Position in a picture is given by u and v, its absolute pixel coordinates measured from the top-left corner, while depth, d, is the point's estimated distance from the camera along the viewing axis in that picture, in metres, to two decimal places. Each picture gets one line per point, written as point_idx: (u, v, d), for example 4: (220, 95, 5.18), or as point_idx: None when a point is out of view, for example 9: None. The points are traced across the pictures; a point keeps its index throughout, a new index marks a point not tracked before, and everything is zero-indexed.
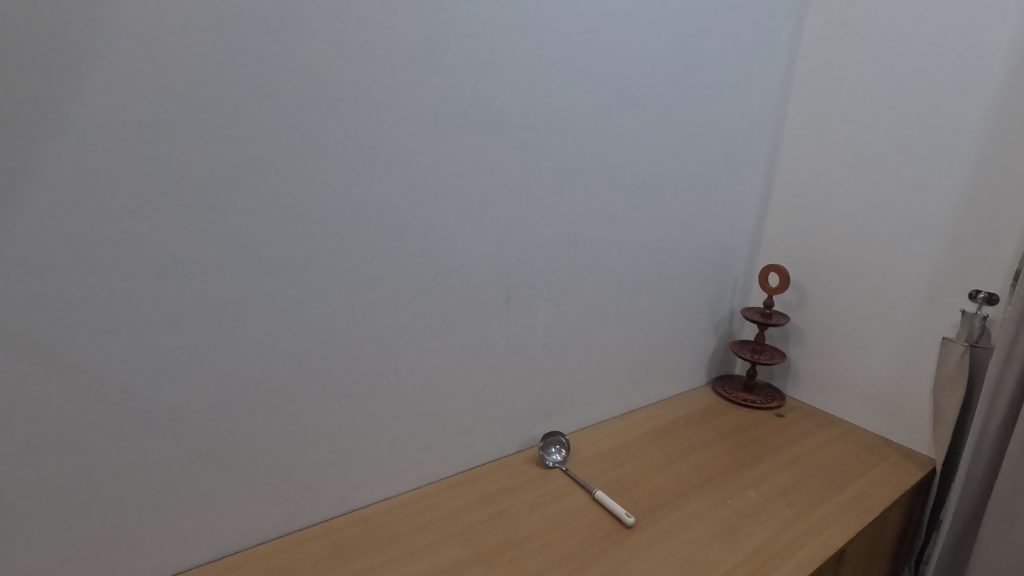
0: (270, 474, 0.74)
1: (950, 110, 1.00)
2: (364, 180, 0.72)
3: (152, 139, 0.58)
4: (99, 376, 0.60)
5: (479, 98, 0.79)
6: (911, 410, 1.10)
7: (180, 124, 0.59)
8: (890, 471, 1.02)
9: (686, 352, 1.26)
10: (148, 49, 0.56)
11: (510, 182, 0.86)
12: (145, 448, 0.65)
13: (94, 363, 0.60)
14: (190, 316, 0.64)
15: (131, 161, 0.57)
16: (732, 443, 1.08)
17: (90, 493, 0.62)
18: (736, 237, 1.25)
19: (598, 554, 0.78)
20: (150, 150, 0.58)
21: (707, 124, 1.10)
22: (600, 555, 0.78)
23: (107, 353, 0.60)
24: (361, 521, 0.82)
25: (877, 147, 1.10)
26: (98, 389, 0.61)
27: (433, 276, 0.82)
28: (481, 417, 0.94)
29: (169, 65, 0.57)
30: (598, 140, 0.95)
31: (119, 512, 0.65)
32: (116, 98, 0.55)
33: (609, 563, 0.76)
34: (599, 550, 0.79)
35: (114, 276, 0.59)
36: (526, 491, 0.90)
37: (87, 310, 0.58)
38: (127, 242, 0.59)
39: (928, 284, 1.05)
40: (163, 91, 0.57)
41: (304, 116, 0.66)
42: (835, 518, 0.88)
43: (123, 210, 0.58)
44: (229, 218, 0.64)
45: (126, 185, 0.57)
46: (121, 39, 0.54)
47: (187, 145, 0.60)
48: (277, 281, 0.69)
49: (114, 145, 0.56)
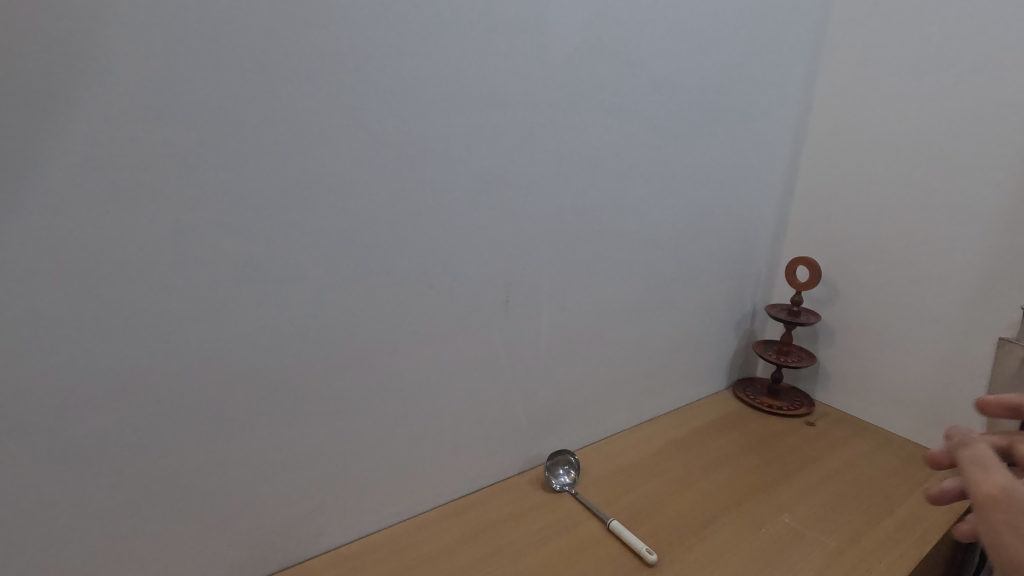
0: (233, 512, 0.64)
1: (1008, 78, 0.87)
2: (332, 165, 0.60)
3: (59, 117, 0.47)
4: (8, 409, 0.50)
5: (467, 66, 0.67)
6: (960, 418, 0.98)
7: (93, 98, 0.48)
8: (941, 488, 0.91)
9: (705, 355, 1.14)
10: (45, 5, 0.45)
11: (508, 166, 0.74)
12: (72, 490, 0.54)
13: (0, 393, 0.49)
14: (120, 332, 0.53)
15: (33, 145, 0.46)
16: (761, 458, 0.96)
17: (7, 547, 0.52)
18: (759, 227, 1.13)
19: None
20: (56, 131, 0.47)
21: (728, 100, 0.97)
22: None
23: (16, 380, 0.50)
24: (341, 561, 0.71)
25: (922, 125, 0.97)
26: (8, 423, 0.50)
27: (420, 278, 0.71)
28: (478, 437, 0.83)
29: (75, 24, 0.46)
30: (608, 117, 0.83)
31: (45, 567, 0.55)
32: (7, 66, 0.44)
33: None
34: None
35: (19, 287, 0.48)
36: (531, 521, 0.79)
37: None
38: (34, 245, 0.48)
39: (980, 278, 0.93)
40: (69, 57, 0.46)
41: (251, 87, 0.54)
42: (886, 550, 0.77)
43: (30, 208, 0.47)
44: (162, 214, 0.53)
45: (28, 174, 0.47)
46: None
47: (104, 124, 0.49)
48: (228, 289, 0.58)
49: (9, 125, 0.45)
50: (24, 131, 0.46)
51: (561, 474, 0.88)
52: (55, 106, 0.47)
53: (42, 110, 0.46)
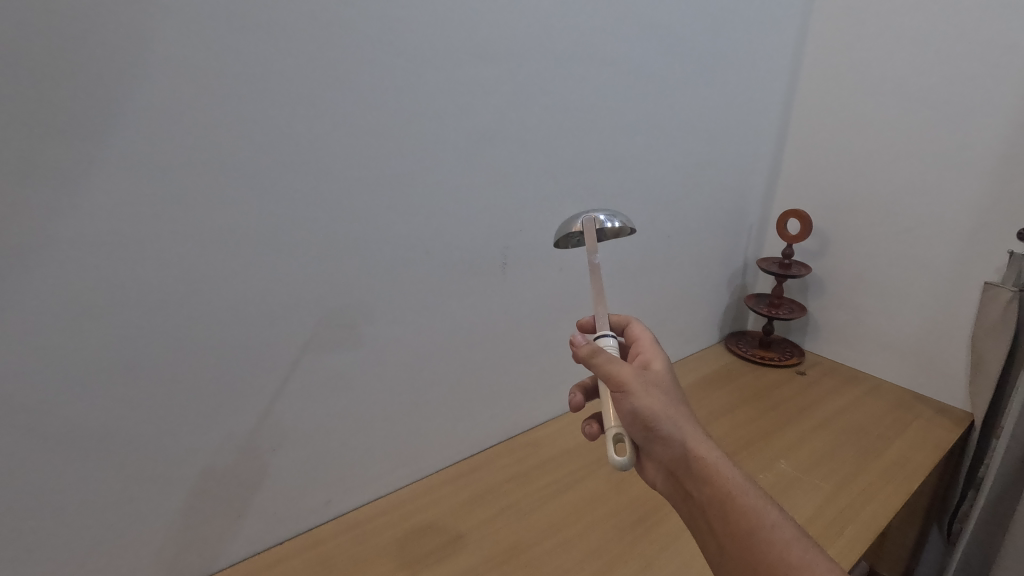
0: (241, 490, 0.63)
1: (1006, 19, 0.85)
2: (325, 128, 0.58)
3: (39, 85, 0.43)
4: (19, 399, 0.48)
5: (457, 19, 0.64)
6: (946, 364, 1.00)
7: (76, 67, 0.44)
8: (926, 429, 0.94)
9: (698, 311, 1.15)
10: None
11: (501, 127, 0.72)
12: (86, 473, 0.53)
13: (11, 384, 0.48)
14: (121, 312, 0.51)
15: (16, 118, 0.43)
16: (757, 409, 0.99)
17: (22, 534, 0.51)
18: (751, 181, 1.13)
19: (725, 526, 0.45)
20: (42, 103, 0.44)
21: (721, 50, 0.95)
22: (739, 527, 0.44)
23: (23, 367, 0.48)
24: (352, 529, 0.72)
25: (916, 71, 0.96)
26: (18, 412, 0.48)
27: (418, 245, 0.69)
28: (481, 399, 0.84)
29: None
30: (600, 70, 0.80)
31: (66, 551, 0.54)
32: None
33: (753, 533, 0.43)
34: (721, 518, 0.45)
35: (13, 270, 0.45)
36: (535, 481, 0.81)
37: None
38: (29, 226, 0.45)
39: (976, 219, 0.93)
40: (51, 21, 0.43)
41: (238, 45, 0.51)
42: (881, 491, 0.79)
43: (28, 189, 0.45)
44: (156, 185, 0.50)
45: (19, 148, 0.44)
46: None
47: (91, 94, 0.45)
48: (226, 260, 0.55)
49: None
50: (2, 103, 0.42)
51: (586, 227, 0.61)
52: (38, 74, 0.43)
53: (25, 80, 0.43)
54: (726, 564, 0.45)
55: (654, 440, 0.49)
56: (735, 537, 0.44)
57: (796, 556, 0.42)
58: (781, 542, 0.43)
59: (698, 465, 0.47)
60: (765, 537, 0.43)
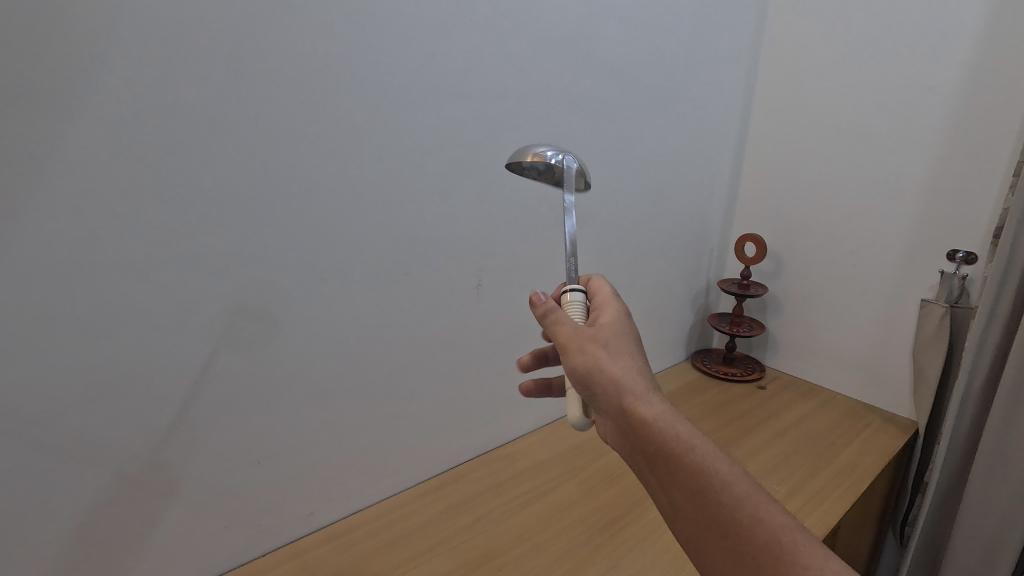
0: (227, 500, 0.67)
1: (925, 64, 0.96)
2: (313, 161, 0.64)
3: (56, 126, 0.49)
4: (23, 410, 0.52)
5: (434, 65, 0.71)
6: (891, 376, 1.08)
7: (88, 110, 0.50)
8: (873, 437, 1.01)
9: (665, 329, 1.22)
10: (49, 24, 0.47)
11: (475, 159, 0.79)
12: (83, 481, 0.57)
13: (17, 397, 0.52)
14: (120, 329, 0.56)
15: (37, 156, 0.48)
16: (719, 420, 1.05)
17: (19, 538, 0.55)
18: (710, 208, 1.21)
19: (675, 480, 0.46)
20: (58, 143, 0.49)
21: (679, 89, 1.04)
22: (688, 482, 0.45)
23: (29, 381, 0.52)
24: (333, 538, 0.76)
25: (852, 108, 1.06)
26: (23, 422, 0.53)
27: (398, 267, 0.75)
28: (458, 413, 0.88)
29: (74, 41, 0.48)
30: (566, 109, 0.88)
31: (59, 557, 0.57)
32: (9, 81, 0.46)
33: (703, 489, 0.44)
34: (668, 474, 0.46)
35: (26, 292, 0.50)
36: (509, 491, 0.85)
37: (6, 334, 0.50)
38: (41, 251, 0.50)
39: (910, 241, 1.02)
40: (69, 70, 0.48)
41: (235, 89, 0.57)
42: (830, 493, 0.86)
43: (43, 218, 0.50)
44: (158, 215, 0.55)
45: (36, 182, 0.49)
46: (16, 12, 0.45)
47: (102, 134, 0.51)
48: (219, 282, 0.61)
49: (11, 138, 0.47)
50: (24, 143, 0.48)
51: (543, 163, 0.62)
52: (56, 117, 0.49)
53: (45, 123, 0.48)
54: (677, 515, 0.46)
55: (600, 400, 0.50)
56: (684, 490, 0.45)
57: (745, 512, 0.43)
58: (732, 499, 0.44)
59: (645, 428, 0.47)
60: (715, 494, 0.44)
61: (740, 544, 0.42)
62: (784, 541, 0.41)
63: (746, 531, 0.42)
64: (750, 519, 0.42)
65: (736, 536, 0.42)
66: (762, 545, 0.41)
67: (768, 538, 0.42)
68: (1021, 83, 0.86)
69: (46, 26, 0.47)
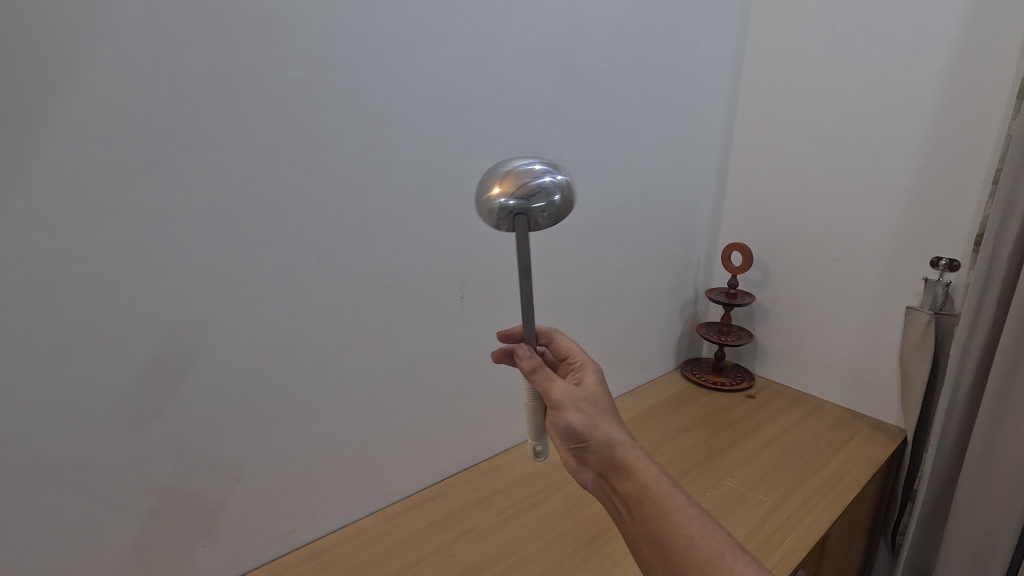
0: (206, 518, 0.66)
1: (905, 74, 0.97)
2: (289, 176, 0.64)
3: (29, 145, 0.48)
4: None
5: (413, 80, 0.72)
6: (879, 384, 1.08)
7: (62, 127, 0.50)
8: (862, 445, 1.01)
9: (652, 339, 1.22)
10: (22, 43, 0.47)
11: (456, 173, 0.79)
12: (58, 501, 0.56)
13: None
14: (96, 346, 0.56)
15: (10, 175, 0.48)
16: (707, 430, 1.05)
17: None
18: (696, 218, 1.22)
19: (635, 514, 0.48)
20: (33, 161, 0.49)
21: (662, 101, 1.05)
22: (649, 511, 0.47)
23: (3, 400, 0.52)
24: (316, 555, 0.75)
25: (833, 118, 1.07)
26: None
27: (379, 282, 0.75)
28: (443, 427, 0.88)
29: (48, 59, 0.48)
30: (548, 121, 0.88)
31: None
32: None
33: (661, 515, 0.47)
34: (633, 505, 0.48)
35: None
36: (494, 505, 0.84)
37: None
38: (15, 269, 0.50)
39: (894, 249, 1.02)
40: (44, 88, 0.48)
41: (212, 106, 0.57)
42: (819, 502, 0.85)
43: (17, 236, 0.49)
44: (135, 232, 0.55)
45: (10, 201, 0.49)
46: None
47: (77, 152, 0.51)
48: (195, 298, 0.60)
49: None
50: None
51: (524, 195, 0.50)
52: (30, 135, 0.48)
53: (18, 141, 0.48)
54: (641, 544, 0.48)
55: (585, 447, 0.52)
56: (645, 520, 0.47)
57: (694, 531, 0.45)
58: (683, 520, 0.46)
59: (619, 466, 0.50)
60: (671, 519, 0.46)
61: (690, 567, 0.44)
62: (727, 558, 0.44)
63: (694, 548, 0.44)
64: (698, 543, 0.44)
65: (686, 553, 0.44)
66: (708, 563, 0.43)
67: (713, 551, 0.44)
68: (999, 91, 0.87)
69: (19, 46, 0.47)
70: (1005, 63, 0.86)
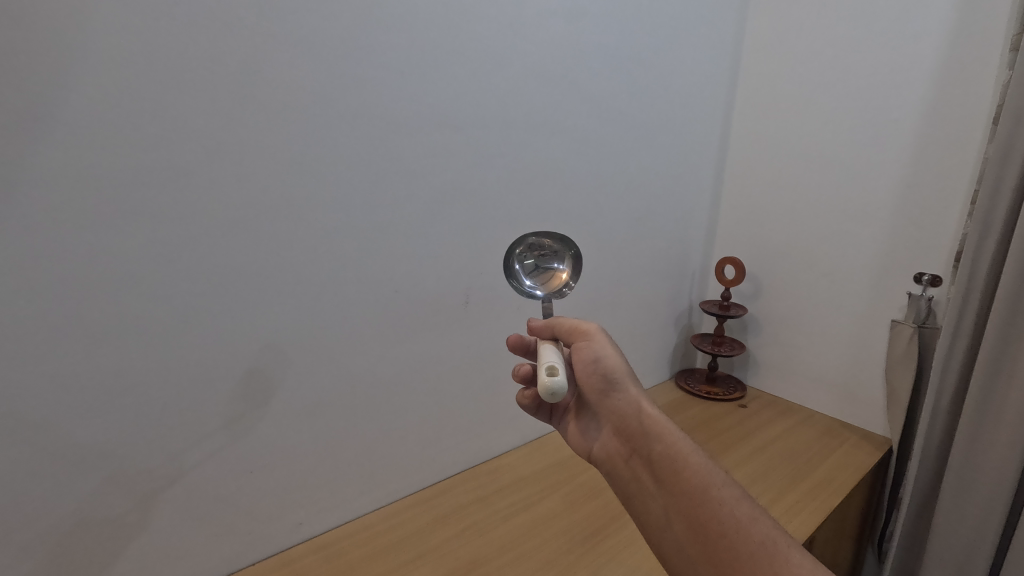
0: (218, 507, 0.69)
1: (888, 99, 1.02)
2: (308, 183, 0.68)
3: (76, 148, 0.53)
4: (31, 414, 0.55)
5: (427, 98, 0.77)
6: (866, 395, 1.12)
7: (106, 132, 0.54)
8: (849, 453, 1.05)
9: (648, 348, 1.26)
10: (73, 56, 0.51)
11: (465, 184, 0.84)
12: (84, 484, 0.59)
13: (26, 401, 0.55)
14: (125, 337, 0.59)
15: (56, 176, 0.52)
16: (701, 436, 1.08)
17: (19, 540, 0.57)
18: (691, 232, 1.26)
19: (678, 490, 0.53)
20: (77, 164, 0.53)
21: (660, 120, 1.10)
22: (694, 484, 0.52)
23: (39, 385, 0.55)
24: (321, 548, 0.78)
25: (821, 139, 1.12)
26: (29, 426, 0.55)
27: (389, 286, 0.79)
28: (446, 427, 0.91)
29: (94, 71, 0.52)
30: (552, 137, 0.93)
31: (57, 560, 0.59)
32: (35, 105, 0.50)
33: (707, 493, 0.51)
34: (676, 479, 0.53)
35: (40, 300, 0.54)
36: (494, 503, 0.88)
37: (22, 339, 0.53)
38: (56, 263, 0.54)
39: (879, 265, 1.07)
40: (91, 97, 0.53)
41: (239, 116, 0.61)
42: (806, 505, 0.89)
43: (60, 230, 0.54)
44: (166, 232, 0.59)
45: (54, 199, 0.53)
46: (46, 46, 0.50)
47: (119, 156, 0.55)
48: (216, 296, 0.64)
49: (34, 156, 0.51)
50: (42, 162, 0.51)
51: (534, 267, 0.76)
52: (76, 140, 0.53)
53: (66, 146, 0.52)
54: (675, 522, 0.52)
55: (614, 399, 0.61)
56: (689, 493, 0.52)
57: (743, 513, 0.50)
58: (732, 500, 0.51)
59: (649, 423, 0.58)
60: (718, 498, 0.51)
61: (737, 548, 0.47)
62: (776, 543, 0.47)
63: (743, 529, 0.48)
64: (746, 527, 0.48)
65: (733, 536, 0.48)
66: (756, 544, 0.47)
67: (762, 536, 0.48)
68: (975, 117, 0.93)
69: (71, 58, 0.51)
70: (981, 92, 0.92)
